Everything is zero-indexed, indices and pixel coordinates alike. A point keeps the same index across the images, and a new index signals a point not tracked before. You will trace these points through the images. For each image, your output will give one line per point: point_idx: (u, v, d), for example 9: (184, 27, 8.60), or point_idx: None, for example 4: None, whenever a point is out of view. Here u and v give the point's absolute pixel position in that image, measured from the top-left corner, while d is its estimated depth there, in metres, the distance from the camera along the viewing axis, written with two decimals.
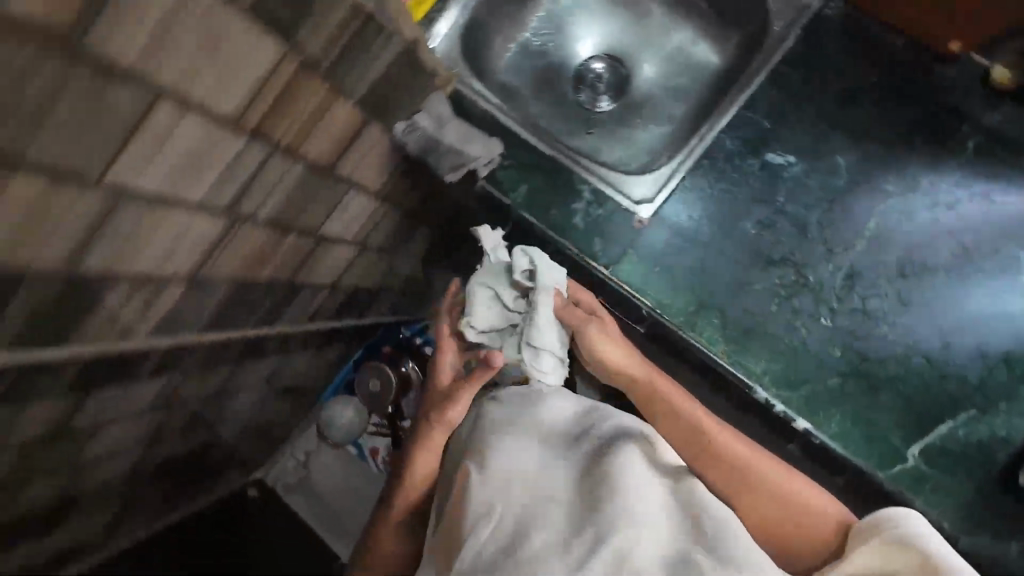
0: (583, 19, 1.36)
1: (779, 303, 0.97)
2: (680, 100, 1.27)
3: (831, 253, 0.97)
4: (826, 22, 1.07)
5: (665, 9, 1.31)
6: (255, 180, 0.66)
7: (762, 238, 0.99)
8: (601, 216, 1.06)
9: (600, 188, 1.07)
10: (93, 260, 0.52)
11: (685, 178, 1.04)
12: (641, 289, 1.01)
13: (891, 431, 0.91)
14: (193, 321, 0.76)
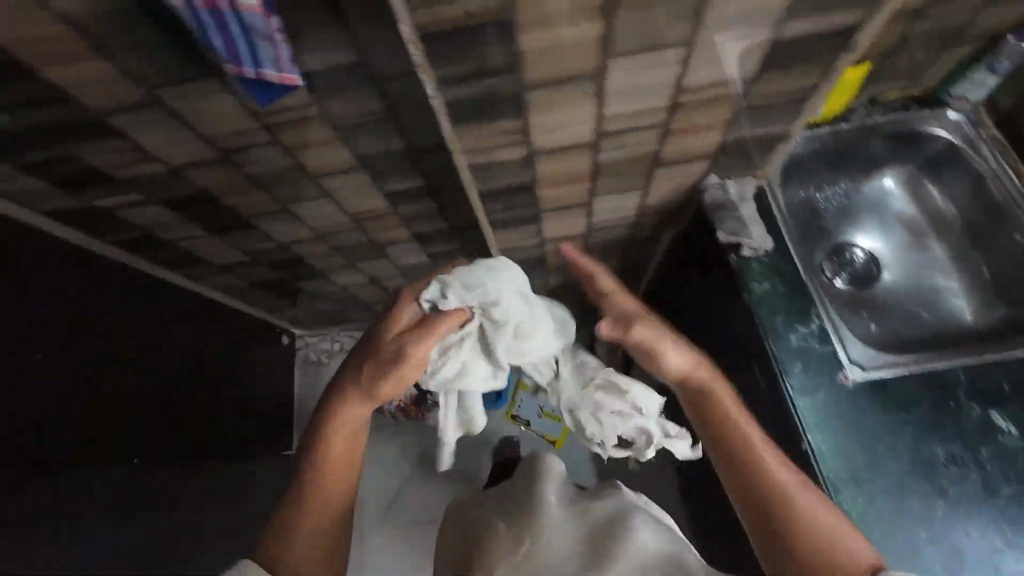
0: (876, 217, 1.47)
1: (929, 533, 0.98)
2: (910, 325, 1.35)
3: (1001, 530, 0.98)
4: None
5: (948, 254, 1.41)
6: (633, 130, 1.04)
7: (945, 470, 1.03)
8: (814, 349, 1.15)
9: (829, 331, 1.16)
10: (534, 89, 0.88)
11: (904, 375, 1.11)
12: (812, 427, 1.07)
13: None
14: (495, 173, 1.12)
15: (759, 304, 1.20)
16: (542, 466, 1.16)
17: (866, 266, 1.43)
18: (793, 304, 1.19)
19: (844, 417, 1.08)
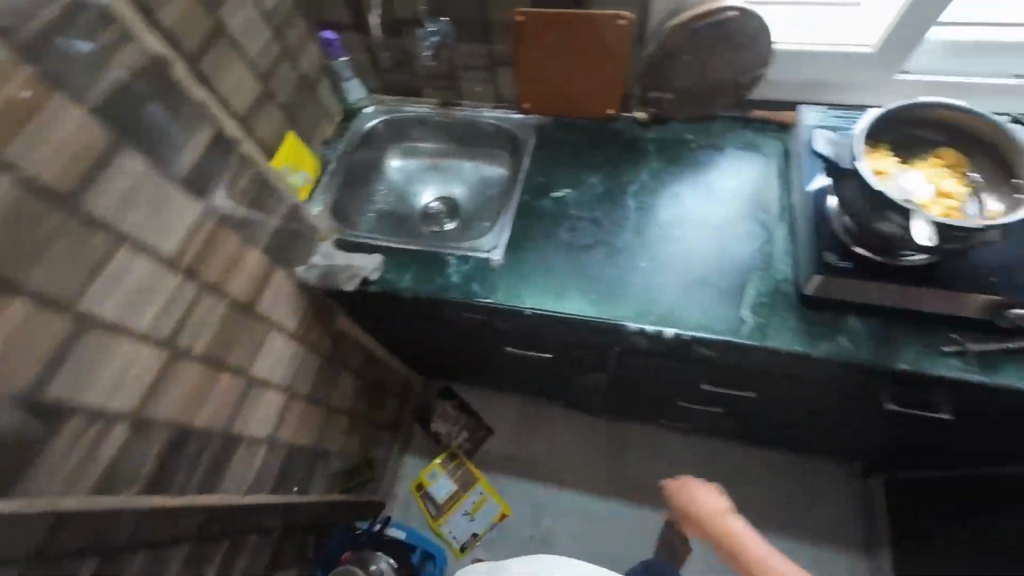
0: (454, 168, 1.69)
1: (659, 279, 1.23)
2: (576, 165, 1.44)
3: (664, 240, 1.28)
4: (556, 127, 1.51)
5: (480, 112, 1.60)
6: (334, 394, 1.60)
7: (608, 245, 1.29)
8: (509, 270, 1.28)
9: (489, 257, 1.31)
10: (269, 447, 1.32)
11: (509, 234, 1.34)
12: (612, 310, 1.19)
13: (811, 329, 1.11)
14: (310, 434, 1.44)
15: (659, 316, 1.18)
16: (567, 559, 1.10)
17: (706, 161, 1.38)
18: (712, 279, 1.21)
19: (830, 323, 1.11)
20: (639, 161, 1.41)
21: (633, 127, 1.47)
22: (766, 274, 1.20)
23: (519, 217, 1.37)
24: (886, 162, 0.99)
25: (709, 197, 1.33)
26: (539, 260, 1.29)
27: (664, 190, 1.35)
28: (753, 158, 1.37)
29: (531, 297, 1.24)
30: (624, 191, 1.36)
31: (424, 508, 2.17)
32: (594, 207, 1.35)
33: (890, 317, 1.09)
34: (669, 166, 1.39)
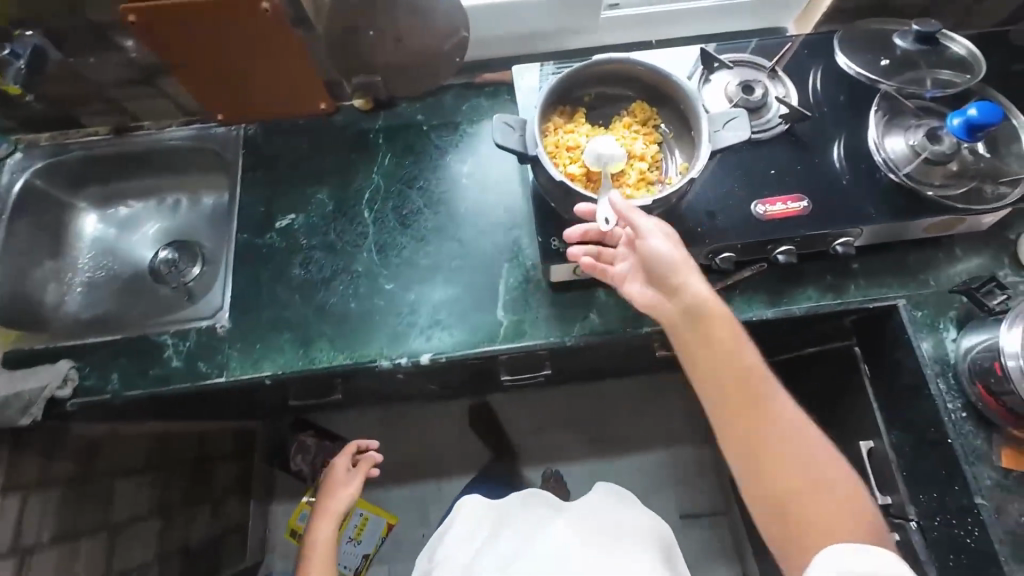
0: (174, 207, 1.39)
1: (411, 298, 1.10)
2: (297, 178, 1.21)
3: (408, 250, 1.14)
4: (267, 134, 1.25)
5: (169, 132, 1.28)
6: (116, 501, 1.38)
7: (347, 271, 1.12)
8: (240, 334, 1.08)
9: (211, 323, 1.09)
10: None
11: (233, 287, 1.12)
12: (362, 350, 1.06)
13: (565, 314, 1.08)
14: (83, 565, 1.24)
15: (416, 341, 1.07)
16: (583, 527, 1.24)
17: (441, 144, 1.23)
18: (463, 282, 1.11)
19: (579, 303, 1.09)
20: (370, 158, 1.22)
21: (356, 118, 1.25)
22: (514, 263, 1.13)
23: (241, 262, 1.14)
24: (569, 140, 0.94)
25: (450, 187, 1.19)
26: (273, 312, 1.10)
27: (400, 188, 1.19)
28: (486, 132, 1.25)
29: (271, 359, 1.06)
30: (358, 200, 1.18)
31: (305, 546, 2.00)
32: (326, 228, 1.16)
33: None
34: (404, 157, 1.22)
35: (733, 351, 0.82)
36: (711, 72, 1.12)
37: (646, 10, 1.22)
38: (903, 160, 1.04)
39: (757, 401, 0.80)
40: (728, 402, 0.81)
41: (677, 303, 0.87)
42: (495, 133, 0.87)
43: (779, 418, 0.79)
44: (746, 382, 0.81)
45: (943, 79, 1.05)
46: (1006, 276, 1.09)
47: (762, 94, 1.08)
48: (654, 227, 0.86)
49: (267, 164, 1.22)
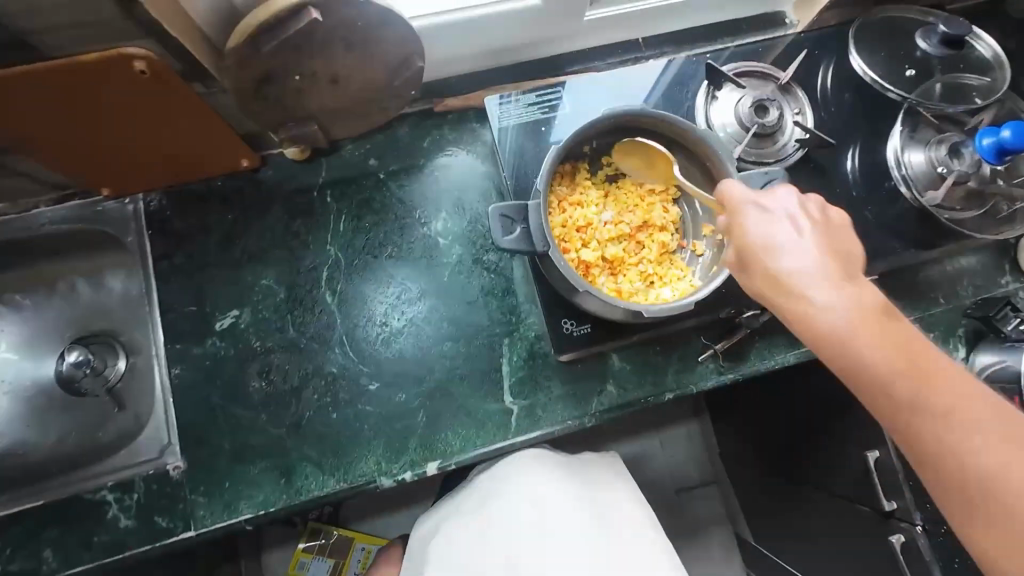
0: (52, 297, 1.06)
1: (404, 394, 0.94)
2: (228, 261, 0.97)
3: (390, 338, 0.96)
4: (175, 207, 0.97)
5: (39, 215, 0.97)
6: None
7: (319, 374, 0.94)
8: (198, 473, 0.89)
9: (160, 464, 0.89)
10: None
11: (179, 413, 0.91)
12: (357, 468, 0.91)
13: (582, 389, 0.97)
14: None
15: (417, 447, 0.92)
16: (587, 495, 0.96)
17: (405, 198, 1.01)
18: (460, 369, 0.96)
19: (593, 375, 0.97)
20: (320, 225, 0.99)
21: (293, 173, 1.00)
22: (515, 337, 0.98)
23: (181, 381, 0.92)
24: (577, 215, 0.78)
25: (426, 252, 1.00)
26: (237, 439, 0.91)
27: (366, 261, 0.98)
28: (456, 176, 1.03)
29: (248, 498, 0.88)
30: (316, 282, 0.97)
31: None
32: (283, 323, 0.95)
33: (643, 344, 0.99)
34: (362, 219, 1.00)
35: (820, 303, 0.63)
36: (719, 89, 0.97)
37: (633, 8, 1.01)
38: (924, 177, 0.95)
39: (837, 325, 0.62)
40: (841, 340, 0.62)
41: (812, 292, 0.64)
42: (496, 230, 0.69)
43: (829, 324, 0.62)
44: (916, 362, 0.60)
45: (975, 90, 0.96)
46: (1006, 284, 1.07)
47: (778, 115, 0.94)
48: (773, 215, 0.68)
49: (184, 247, 0.96)
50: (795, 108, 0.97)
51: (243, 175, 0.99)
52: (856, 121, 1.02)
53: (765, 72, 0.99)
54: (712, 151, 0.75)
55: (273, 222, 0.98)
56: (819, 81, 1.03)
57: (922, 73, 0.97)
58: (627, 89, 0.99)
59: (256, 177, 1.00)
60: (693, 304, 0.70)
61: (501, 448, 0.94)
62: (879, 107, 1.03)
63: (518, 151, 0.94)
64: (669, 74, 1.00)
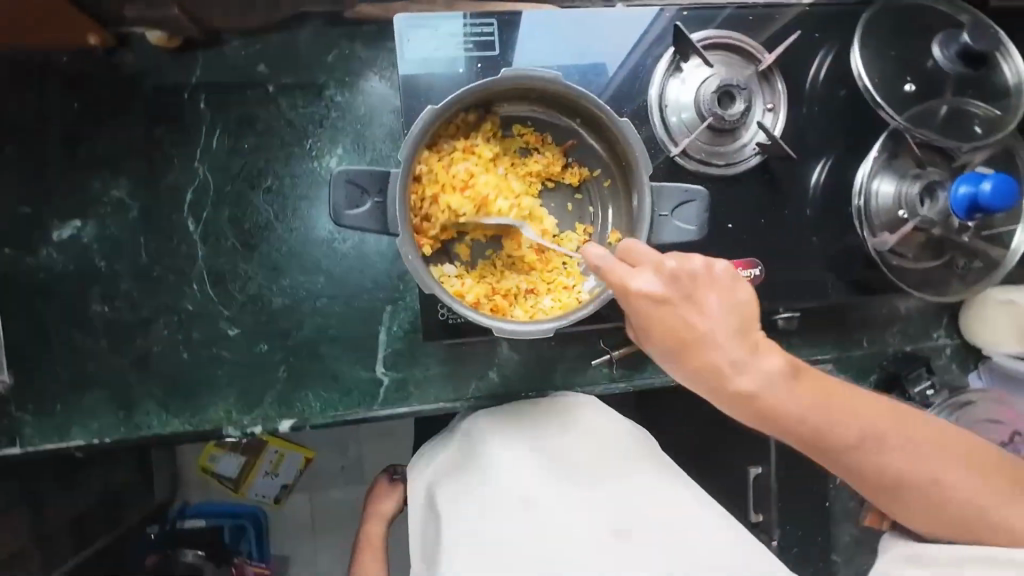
0: None
1: (266, 345, 0.86)
2: (71, 159, 0.81)
3: (258, 282, 0.86)
4: (4, 79, 0.79)
5: None
6: None
7: (172, 308, 0.84)
8: (27, 390, 0.82)
9: None
10: None
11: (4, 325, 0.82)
12: (205, 412, 0.85)
13: (462, 372, 0.90)
14: None
15: (273, 403, 0.86)
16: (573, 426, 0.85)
17: (296, 123, 0.85)
18: (332, 330, 0.88)
19: (478, 359, 0.90)
20: (188, 137, 0.83)
21: (159, 64, 0.82)
22: (398, 306, 0.88)
23: (11, 291, 0.82)
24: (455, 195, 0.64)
25: (312, 191, 0.86)
26: (74, 363, 0.83)
27: (240, 190, 0.85)
28: (361, 106, 0.86)
29: (82, 425, 0.83)
30: (178, 205, 0.84)
31: (220, 480, 1.51)
32: (134, 246, 0.83)
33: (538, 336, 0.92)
34: (241, 138, 0.84)
35: (782, 398, 0.64)
36: (685, 61, 0.79)
37: None
38: (885, 215, 0.83)
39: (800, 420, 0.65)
40: (803, 431, 0.66)
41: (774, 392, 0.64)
42: (339, 200, 0.58)
43: (794, 418, 0.65)
44: (876, 415, 0.67)
45: (977, 127, 0.81)
46: (939, 339, 0.99)
47: (745, 107, 0.78)
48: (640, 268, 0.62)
49: (15, 134, 0.80)
50: (767, 102, 0.82)
51: (95, 54, 0.81)
52: (837, 130, 0.87)
53: (749, 51, 0.82)
54: (627, 148, 0.63)
55: (129, 122, 0.82)
56: (812, 73, 0.86)
57: (923, 90, 0.81)
58: (580, 39, 0.81)
59: (111, 60, 0.81)
60: (554, 331, 0.60)
61: (363, 419, 0.88)
62: (868, 119, 0.88)
63: (427, 93, 0.77)
64: (658, 31, 0.81)
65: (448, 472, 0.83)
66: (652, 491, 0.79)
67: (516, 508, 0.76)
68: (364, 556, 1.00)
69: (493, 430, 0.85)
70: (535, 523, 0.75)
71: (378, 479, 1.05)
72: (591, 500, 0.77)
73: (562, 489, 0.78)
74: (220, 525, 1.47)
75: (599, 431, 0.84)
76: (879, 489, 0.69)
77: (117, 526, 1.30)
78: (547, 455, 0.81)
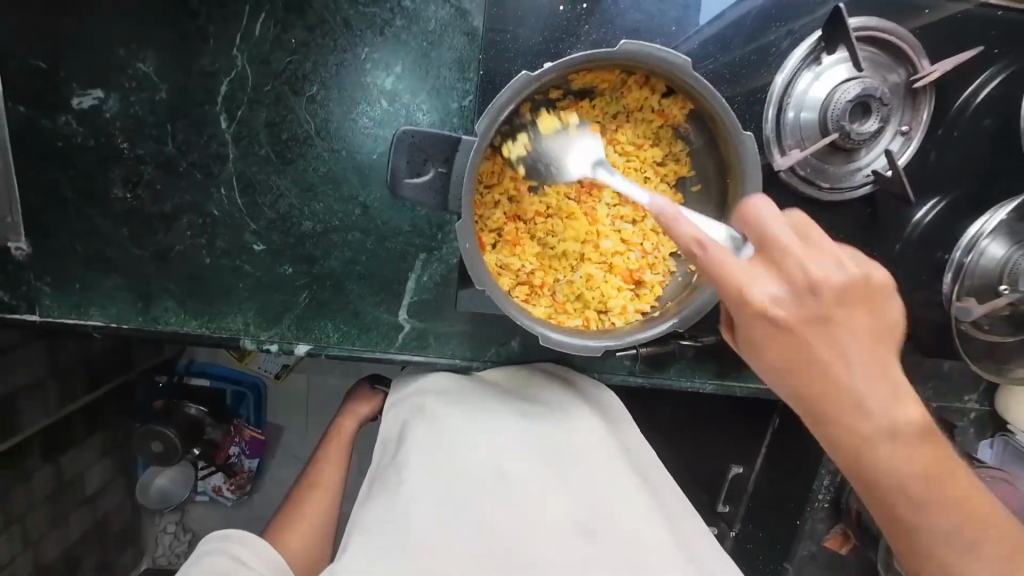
0: None
1: (293, 266, 0.82)
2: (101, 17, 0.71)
3: (289, 196, 0.79)
4: None
5: None
6: None
7: (197, 204, 0.78)
8: (47, 259, 0.79)
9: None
10: None
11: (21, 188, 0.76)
12: (223, 318, 0.83)
13: (483, 333, 0.86)
14: None
15: (292, 325, 0.84)
16: (577, 419, 0.78)
17: (353, 24, 0.73)
18: (360, 266, 0.83)
19: (503, 325, 0.86)
20: (229, 16, 0.72)
21: None
22: (433, 256, 0.83)
23: (26, 154, 0.75)
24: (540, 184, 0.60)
25: (362, 108, 0.76)
26: (92, 242, 0.79)
27: (280, 92, 0.75)
28: (431, 19, 0.73)
29: (99, 308, 0.81)
30: (211, 96, 0.74)
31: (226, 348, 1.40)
32: (160, 132, 0.75)
33: None
34: (291, 29, 0.73)
35: (808, 338, 0.51)
36: (829, 53, 0.67)
37: None
38: (979, 277, 0.75)
39: (824, 379, 0.52)
40: (810, 396, 0.53)
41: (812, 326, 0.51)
42: (400, 165, 0.52)
43: (820, 371, 0.51)
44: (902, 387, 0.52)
45: None
46: (967, 403, 0.91)
47: (877, 127, 0.67)
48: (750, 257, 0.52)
49: None
50: (903, 123, 0.70)
51: None
52: (966, 170, 0.76)
53: (906, 53, 0.68)
54: (739, 165, 0.56)
55: None
56: (965, 95, 0.73)
57: None
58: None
59: None
60: (606, 350, 0.57)
61: (379, 361, 0.85)
62: (1000, 164, 0.76)
63: (514, 29, 0.69)
64: None
65: (429, 416, 0.76)
66: (630, 500, 0.72)
67: (482, 471, 0.71)
68: (328, 441, 0.94)
69: (482, 398, 0.79)
70: (501, 492, 0.69)
71: (360, 384, 0.99)
72: (561, 496, 0.71)
73: (534, 462, 0.72)
74: (223, 390, 1.39)
75: (597, 439, 0.77)
76: (889, 392, 0.52)
77: (124, 374, 1.32)
78: (533, 434, 0.76)
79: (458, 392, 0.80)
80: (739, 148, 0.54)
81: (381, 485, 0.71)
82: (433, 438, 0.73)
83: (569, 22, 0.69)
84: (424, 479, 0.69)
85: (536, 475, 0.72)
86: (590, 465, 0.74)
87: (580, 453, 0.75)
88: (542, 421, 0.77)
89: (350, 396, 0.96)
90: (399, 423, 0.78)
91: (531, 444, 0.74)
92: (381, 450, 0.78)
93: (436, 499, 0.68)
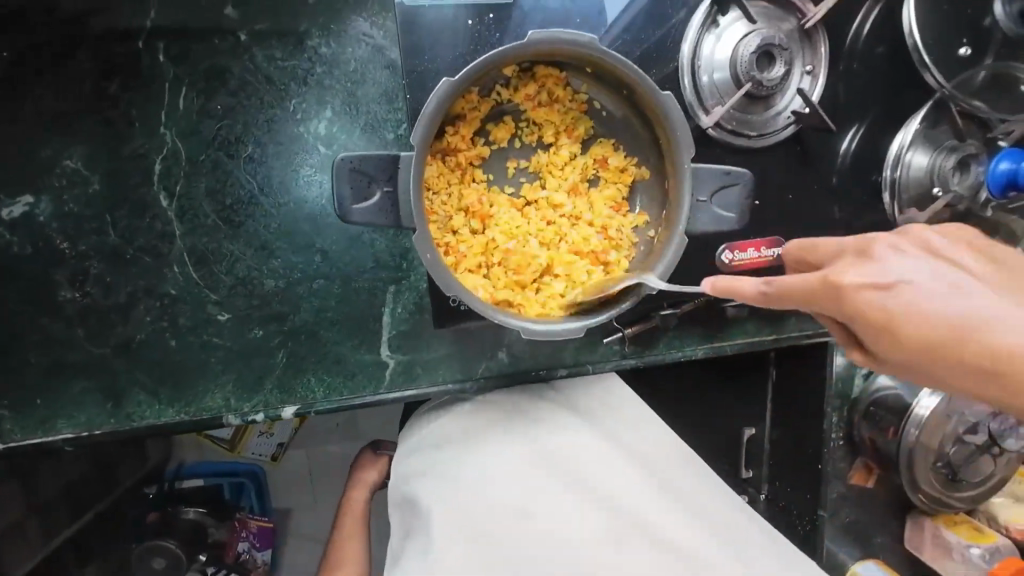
0: None
1: (264, 328, 0.80)
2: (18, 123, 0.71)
3: (242, 258, 0.78)
4: None
5: None
6: None
7: (149, 287, 0.76)
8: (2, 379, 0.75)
9: None
10: None
11: None
12: (199, 399, 0.79)
13: (469, 350, 0.85)
14: None
15: (273, 389, 0.81)
16: (581, 432, 0.86)
17: (275, 78, 0.74)
18: (331, 313, 0.82)
19: (486, 338, 0.85)
20: (151, 96, 0.72)
21: (106, 4, 0.70)
22: (402, 287, 0.83)
23: None
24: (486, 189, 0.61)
25: (301, 158, 0.76)
26: (46, 352, 0.75)
27: (216, 158, 0.75)
28: (349, 59, 0.75)
29: (67, 417, 0.76)
30: (145, 176, 0.74)
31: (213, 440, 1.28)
32: (99, 223, 0.74)
33: None
34: (214, 96, 0.74)
35: (896, 303, 0.39)
36: (723, 14, 0.72)
37: None
38: (911, 189, 0.80)
39: (952, 329, 0.37)
40: (985, 371, 0.36)
41: (837, 280, 0.42)
42: (344, 193, 0.52)
43: (949, 324, 0.37)
44: (952, 265, 0.40)
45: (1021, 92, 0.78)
46: None
47: (785, 71, 0.72)
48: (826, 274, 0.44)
49: None
50: (807, 64, 0.75)
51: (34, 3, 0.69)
52: (875, 95, 0.81)
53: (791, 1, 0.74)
54: (666, 123, 0.58)
55: (83, 79, 0.71)
56: (854, 27, 0.79)
57: (978, 53, 0.76)
58: None
59: (54, 7, 0.69)
60: (586, 330, 0.57)
61: (374, 403, 0.83)
62: (902, 83, 0.82)
63: (430, 51, 0.72)
64: None
65: (449, 465, 0.81)
66: (633, 497, 0.82)
67: (508, 506, 0.78)
68: (343, 517, 0.95)
69: (490, 428, 0.84)
70: (528, 526, 0.77)
71: (362, 452, 1.01)
72: (584, 508, 0.79)
73: (553, 482, 0.80)
74: (217, 485, 1.27)
75: (606, 448, 0.86)
76: (989, 290, 0.38)
77: (110, 496, 1.14)
78: (546, 459, 0.82)
79: (466, 430, 0.84)
80: (661, 106, 0.56)
81: (415, 538, 0.78)
82: (461, 479, 0.80)
83: (480, 35, 0.72)
84: (450, 536, 0.75)
85: (557, 492, 0.80)
86: (606, 472, 0.83)
87: (594, 461, 0.84)
88: (551, 441, 0.84)
89: (357, 465, 0.98)
90: (413, 466, 0.84)
91: (549, 463, 0.82)
92: (400, 508, 0.83)
93: (474, 544, 0.74)
